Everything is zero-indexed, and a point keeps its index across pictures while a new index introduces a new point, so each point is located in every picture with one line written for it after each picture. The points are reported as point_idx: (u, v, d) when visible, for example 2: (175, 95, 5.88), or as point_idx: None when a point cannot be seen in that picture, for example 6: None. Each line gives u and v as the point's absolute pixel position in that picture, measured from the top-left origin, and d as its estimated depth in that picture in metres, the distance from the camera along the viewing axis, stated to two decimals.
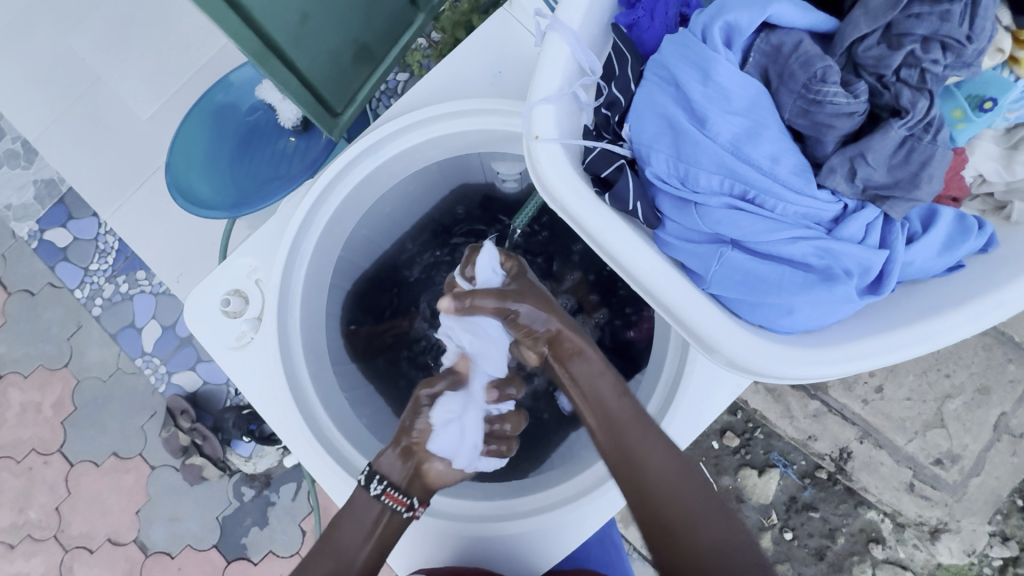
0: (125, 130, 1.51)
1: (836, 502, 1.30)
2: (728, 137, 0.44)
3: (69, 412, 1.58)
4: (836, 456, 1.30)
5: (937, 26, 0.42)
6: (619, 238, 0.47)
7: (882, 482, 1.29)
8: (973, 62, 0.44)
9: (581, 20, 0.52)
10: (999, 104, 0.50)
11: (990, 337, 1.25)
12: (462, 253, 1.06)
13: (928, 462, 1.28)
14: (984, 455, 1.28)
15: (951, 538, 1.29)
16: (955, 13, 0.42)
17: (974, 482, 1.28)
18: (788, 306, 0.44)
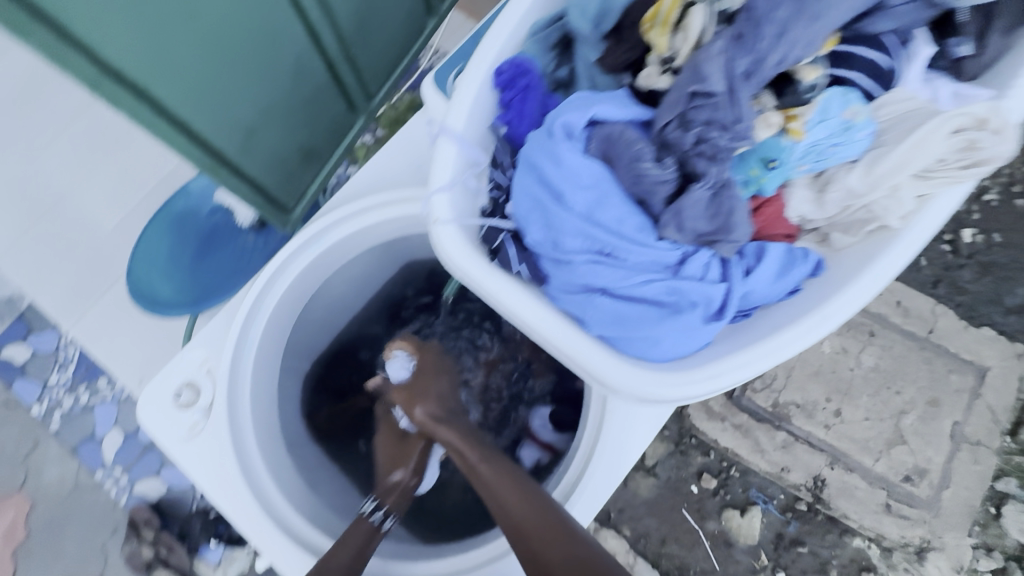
0: (89, 244, 1.59)
1: (821, 533, 1.30)
2: (582, 207, 0.54)
3: (21, 539, 1.52)
4: (811, 485, 1.31)
5: (715, 110, 0.51)
6: (510, 297, 0.56)
7: (861, 506, 1.29)
8: (751, 134, 0.52)
9: (465, 124, 0.63)
10: (783, 161, 0.58)
11: (924, 349, 1.32)
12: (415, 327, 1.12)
13: (898, 479, 1.30)
14: (950, 466, 1.29)
15: (938, 557, 1.28)
16: (725, 101, 0.51)
17: (946, 495, 1.28)
18: (653, 338, 0.54)
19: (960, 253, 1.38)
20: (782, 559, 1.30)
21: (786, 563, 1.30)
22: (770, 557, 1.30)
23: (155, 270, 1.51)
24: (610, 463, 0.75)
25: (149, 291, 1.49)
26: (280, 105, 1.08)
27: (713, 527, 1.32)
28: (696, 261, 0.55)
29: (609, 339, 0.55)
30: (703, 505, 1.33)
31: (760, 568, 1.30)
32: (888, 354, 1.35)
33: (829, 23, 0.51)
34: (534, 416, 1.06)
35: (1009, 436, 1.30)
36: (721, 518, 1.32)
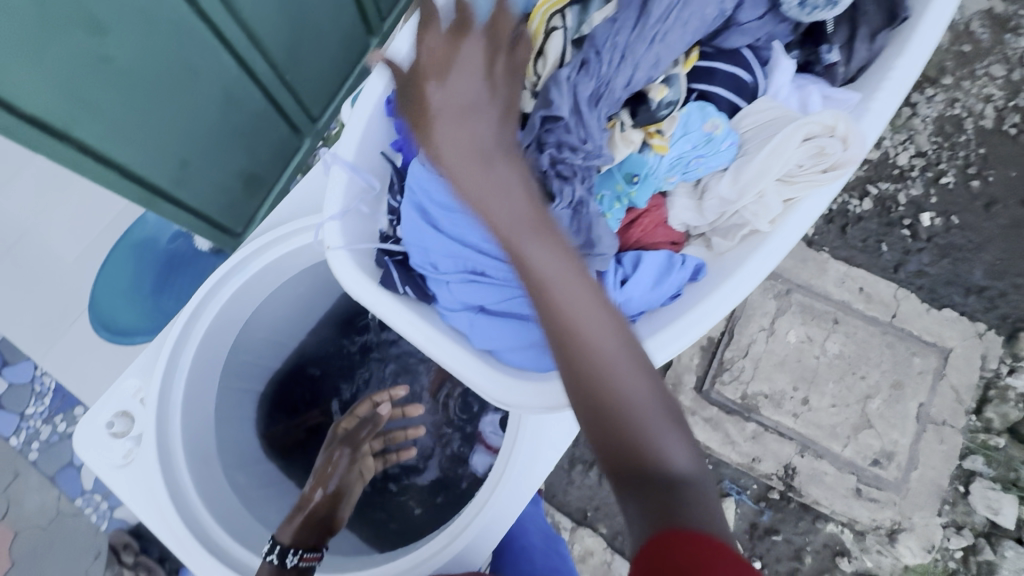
0: (56, 276, 1.61)
1: (794, 520, 1.30)
2: (455, 231, 0.58)
3: (7, 568, 1.54)
4: (782, 473, 1.31)
5: (562, 135, 0.57)
6: (398, 318, 0.60)
7: (830, 492, 1.30)
8: (600, 152, 0.58)
9: (356, 151, 0.66)
10: (644, 178, 0.63)
11: (883, 334, 1.33)
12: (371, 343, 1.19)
13: (867, 463, 1.30)
14: (916, 447, 1.29)
15: (909, 537, 1.27)
16: (571, 124, 0.57)
17: (913, 475, 1.28)
18: (529, 351, 0.58)
19: (917, 238, 1.39)
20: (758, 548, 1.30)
21: (761, 550, 1.30)
22: (746, 546, 1.30)
23: (117, 297, 1.54)
24: (525, 465, 0.78)
25: (112, 319, 1.54)
26: (217, 136, 1.12)
27: None
28: None
29: (489, 352, 0.60)
30: None
31: None
32: (852, 341, 1.34)
33: (668, 47, 0.60)
34: (486, 422, 1.09)
35: (974, 415, 1.31)
36: None
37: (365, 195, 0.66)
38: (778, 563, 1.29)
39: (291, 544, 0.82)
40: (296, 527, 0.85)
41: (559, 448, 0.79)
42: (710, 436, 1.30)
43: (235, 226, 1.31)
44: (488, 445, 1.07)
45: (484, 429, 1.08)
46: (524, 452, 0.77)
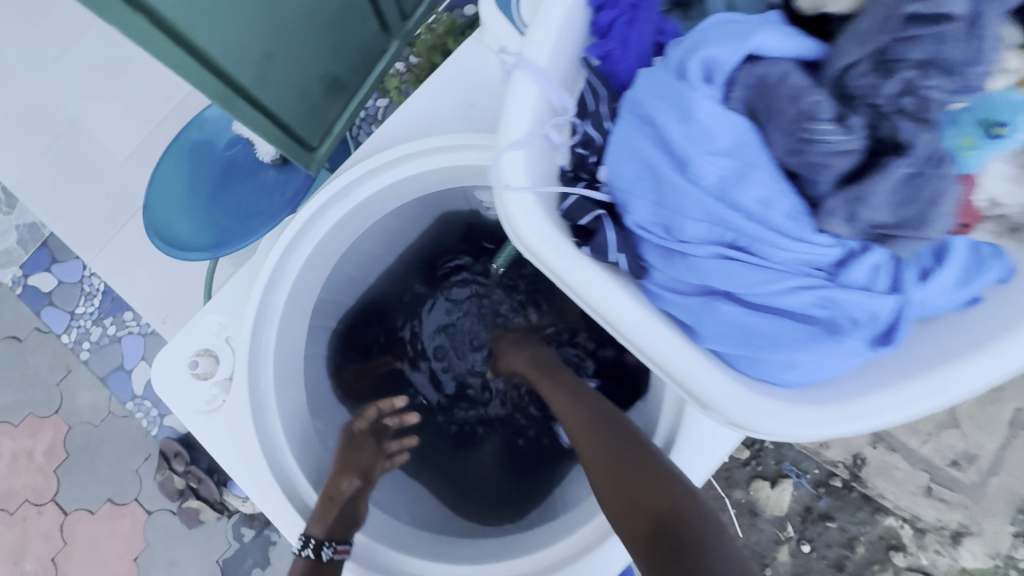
0: (105, 171, 1.48)
1: (852, 509, 1.15)
2: (713, 180, 0.40)
3: (61, 459, 1.53)
4: (849, 462, 1.16)
5: (933, 50, 0.35)
6: (597, 290, 0.43)
7: (897, 485, 1.14)
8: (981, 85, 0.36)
9: (549, 53, 0.47)
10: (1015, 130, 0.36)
11: None
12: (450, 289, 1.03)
13: (945, 464, 1.13)
14: (1002, 453, 1.11)
15: (974, 542, 1.13)
16: (951, 34, 0.35)
17: (992, 481, 1.12)
18: (792, 361, 0.40)
19: None
20: (809, 532, 1.15)
21: (812, 535, 1.15)
22: (796, 528, 1.15)
23: (170, 203, 1.32)
24: (679, 478, 0.66)
25: (165, 225, 1.30)
26: (301, 26, 0.93)
27: (739, 496, 1.16)
28: (861, 264, 0.40)
29: (724, 353, 0.42)
30: (732, 474, 1.17)
31: (784, 538, 1.15)
32: None
33: None
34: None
35: None
36: (749, 489, 1.17)
37: (547, 115, 0.48)
38: (827, 550, 1.15)
39: (327, 534, 0.69)
40: (329, 521, 0.69)
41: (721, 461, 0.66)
42: None
43: (312, 140, 1.12)
44: None
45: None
46: (683, 456, 0.66)
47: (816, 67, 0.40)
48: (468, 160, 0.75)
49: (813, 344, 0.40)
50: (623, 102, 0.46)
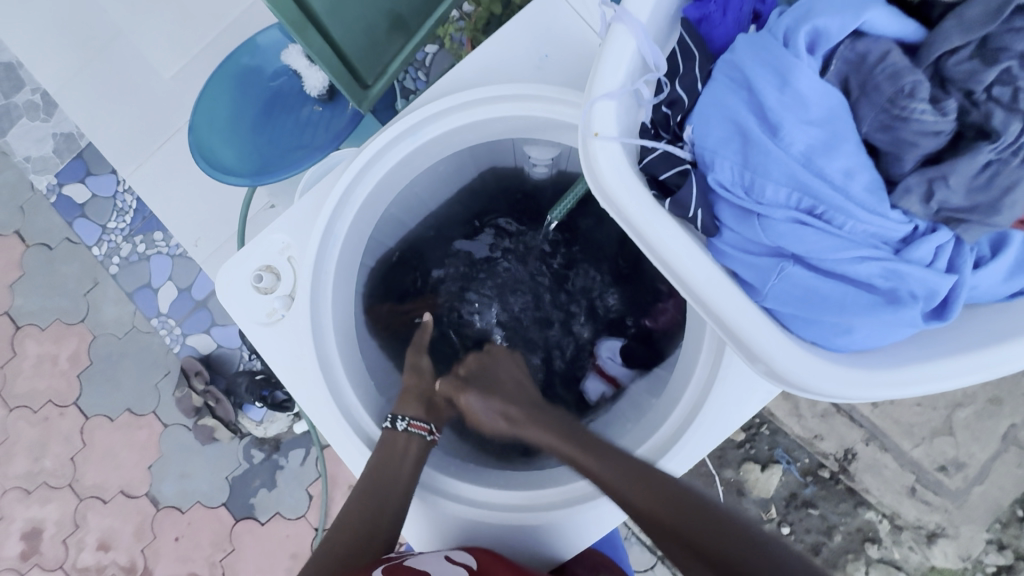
0: (149, 88, 1.49)
1: (836, 500, 1.20)
2: (802, 148, 0.42)
3: (84, 365, 1.59)
4: (841, 455, 1.20)
5: None
6: (670, 242, 0.46)
7: (884, 484, 1.18)
8: None
9: (650, 12, 0.49)
10: None
11: None
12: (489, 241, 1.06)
13: (932, 468, 1.18)
14: (990, 464, 1.16)
15: (948, 544, 1.18)
16: None
17: (976, 490, 1.17)
18: (846, 326, 0.44)
19: None
20: (790, 516, 1.21)
21: (792, 520, 1.21)
22: (778, 511, 1.21)
23: (215, 129, 1.32)
24: (703, 432, 0.71)
25: (210, 150, 1.29)
26: None
27: (729, 476, 1.22)
28: (927, 243, 0.43)
29: (781, 316, 0.46)
30: (725, 453, 1.23)
31: (766, 520, 1.21)
32: None
33: None
34: (601, 346, 0.99)
35: None
36: (739, 470, 1.22)
37: (635, 72, 0.49)
38: (805, 534, 1.20)
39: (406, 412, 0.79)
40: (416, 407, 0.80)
41: (741, 423, 0.70)
42: (779, 404, 1.19)
43: (367, 77, 1.12)
44: (602, 373, 0.97)
45: (598, 353, 0.99)
46: (711, 419, 0.70)
47: (914, 51, 0.43)
48: (534, 112, 0.76)
49: (870, 313, 0.43)
50: (715, 66, 0.48)
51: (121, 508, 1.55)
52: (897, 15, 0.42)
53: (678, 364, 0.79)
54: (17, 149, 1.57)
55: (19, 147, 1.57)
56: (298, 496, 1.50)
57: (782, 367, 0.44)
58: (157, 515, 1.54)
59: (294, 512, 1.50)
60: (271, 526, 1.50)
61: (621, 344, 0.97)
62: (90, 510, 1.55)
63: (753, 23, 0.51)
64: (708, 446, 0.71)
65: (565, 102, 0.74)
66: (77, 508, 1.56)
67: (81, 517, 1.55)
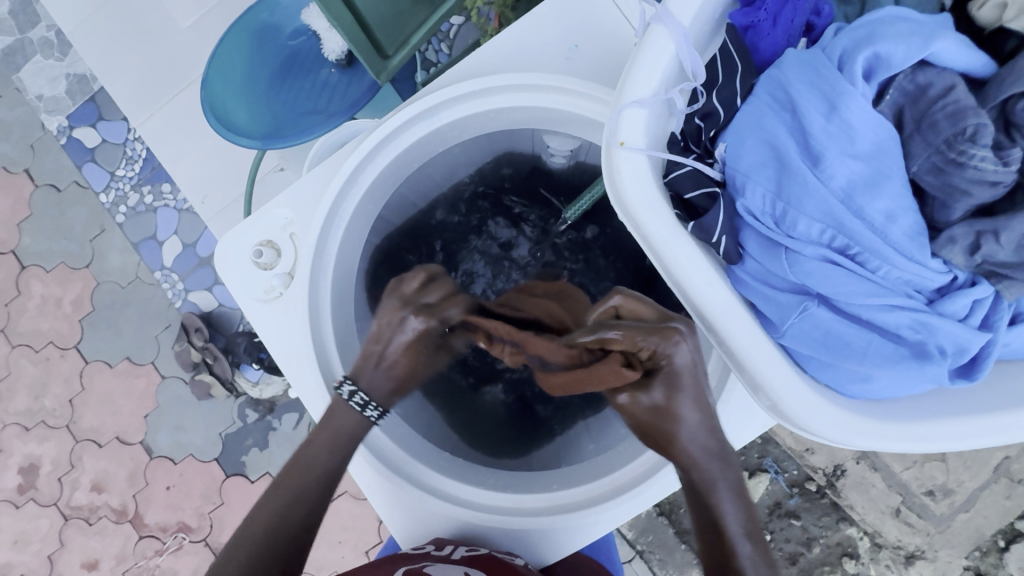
0: (164, 37, 1.44)
1: (818, 513, 1.19)
2: (842, 183, 0.39)
3: (87, 311, 1.59)
4: (829, 470, 1.18)
5: None
6: (688, 266, 0.44)
7: (869, 502, 1.17)
8: None
9: (694, 15, 0.45)
10: None
11: None
12: (510, 213, 0.99)
13: (920, 492, 1.16)
14: (978, 494, 1.15)
15: (925, 566, 1.18)
16: None
17: (961, 518, 1.16)
18: (864, 373, 0.41)
19: None
20: (772, 525, 1.20)
21: (773, 528, 1.19)
22: (761, 519, 1.20)
23: (229, 87, 1.28)
24: None
25: (223, 111, 1.25)
26: None
27: None
28: (964, 297, 0.40)
29: (793, 353, 0.44)
30: None
31: None
32: None
33: None
34: None
35: None
36: None
37: (666, 80, 0.45)
38: (784, 544, 1.19)
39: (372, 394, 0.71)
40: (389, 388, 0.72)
41: (739, 444, 0.69)
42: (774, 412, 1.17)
43: (388, 47, 1.07)
44: None
45: None
46: None
47: (980, 86, 0.40)
48: (555, 105, 0.73)
49: (891, 364, 0.41)
50: (759, 81, 0.44)
51: (116, 454, 1.57)
52: (965, 49, 0.39)
53: None
54: (29, 87, 1.54)
55: (31, 85, 1.54)
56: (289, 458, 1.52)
57: (788, 407, 0.42)
58: (151, 464, 1.56)
59: None
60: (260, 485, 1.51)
61: None
62: (85, 453, 1.57)
63: (804, 37, 0.47)
64: None
65: (588, 96, 0.70)
66: (73, 449, 1.58)
67: (77, 457, 1.57)
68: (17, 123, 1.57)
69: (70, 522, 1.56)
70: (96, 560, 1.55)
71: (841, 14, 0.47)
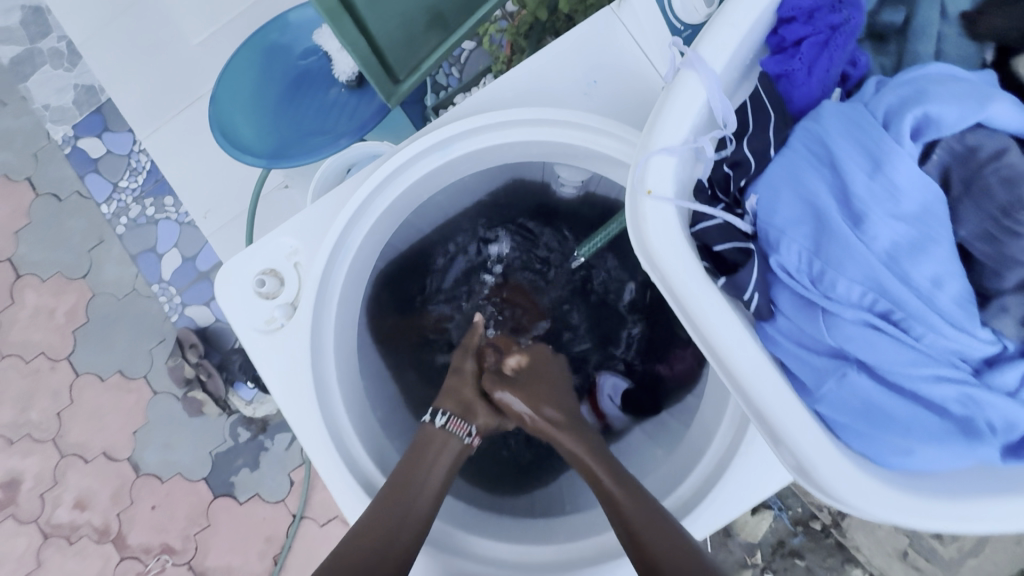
0: (174, 51, 1.44)
1: (824, 554, 1.14)
2: (885, 245, 0.37)
3: (80, 323, 1.54)
4: (835, 509, 1.14)
5: None
6: (716, 321, 0.41)
7: (876, 544, 1.13)
8: None
9: (725, 61, 0.44)
10: None
11: None
12: (508, 245, 0.97)
13: (928, 534, 1.12)
14: (988, 538, 1.11)
15: None
16: None
17: (970, 563, 1.12)
18: (908, 448, 0.39)
19: None
20: (775, 564, 1.15)
21: (776, 568, 1.14)
22: (764, 558, 1.15)
23: (238, 104, 1.27)
24: (717, 505, 0.66)
25: (231, 129, 1.24)
26: None
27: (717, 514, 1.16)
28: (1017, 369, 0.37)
29: (827, 419, 0.41)
30: None
31: (750, 566, 1.14)
32: None
33: None
34: (604, 380, 0.92)
35: None
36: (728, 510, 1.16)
37: (697, 127, 0.44)
38: None
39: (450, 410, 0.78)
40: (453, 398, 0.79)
41: (759, 499, 0.66)
42: None
43: (399, 71, 1.06)
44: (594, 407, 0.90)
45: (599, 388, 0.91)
46: (726, 495, 0.65)
47: None
48: (572, 142, 0.71)
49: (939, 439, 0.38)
50: (793, 131, 0.42)
51: (101, 471, 1.51)
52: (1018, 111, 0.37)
53: (693, 426, 0.75)
54: (36, 96, 1.53)
55: (38, 93, 1.53)
56: (280, 480, 1.46)
57: (820, 474, 0.40)
58: (136, 482, 1.50)
59: (273, 497, 1.46)
60: (249, 506, 1.46)
61: (626, 385, 0.91)
62: (70, 468, 1.51)
63: (839, 87, 0.45)
64: (719, 521, 0.66)
65: (607, 133, 0.69)
66: (57, 464, 1.52)
67: (61, 473, 1.51)
68: (21, 131, 1.55)
69: (49, 541, 1.50)
70: None
71: (877, 64, 0.45)
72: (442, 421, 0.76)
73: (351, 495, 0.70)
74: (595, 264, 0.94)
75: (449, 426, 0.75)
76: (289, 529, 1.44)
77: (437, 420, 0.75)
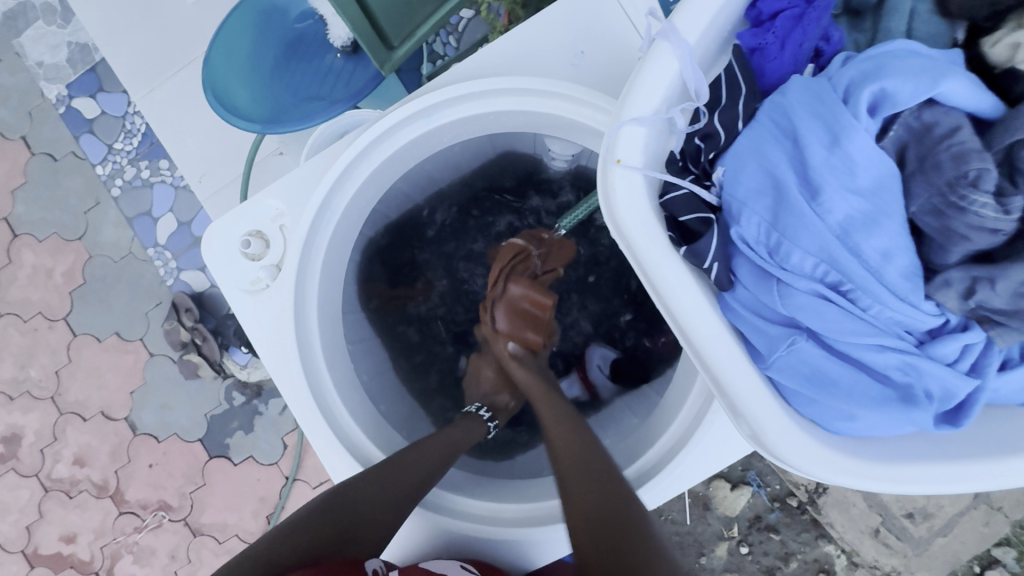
0: (169, 11, 1.42)
1: (798, 529, 1.18)
2: (839, 218, 0.38)
3: (78, 284, 1.55)
4: (812, 487, 1.18)
5: None
6: (676, 288, 0.43)
7: (849, 520, 1.17)
8: None
9: (700, 33, 0.44)
10: None
11: None
12: (498, 216, 0.97)
13: (899, 513, 1.16)
14: (957, 518, 1.14)
15: None
16: None
17: (938, 541, 1.15)
18: (850, 413, 0.41)
19: None
20: (751, 537, 1.19)
21: (752, 541, 1.18)
22: (740, 531, 1.19)
23: (232, 69, 1.25)
24: (683, 469, 0.69)
25: (226, 94, 1.23)
26: None
27: (697, 488, 1.19)
28: (955, 341, 0.39)
29: (778, 385, 0.43)
30: None
31: (726, 537, 1.19)
32: None
33: None
34: (593, 352, 0.94)
35: None
36: (708, 484, 1.19)
37: (668, 98, 0.44)
38: (762, 557, 1.18)
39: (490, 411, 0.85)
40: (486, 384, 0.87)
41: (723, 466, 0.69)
42: None
43: (393, 38, 1.04)
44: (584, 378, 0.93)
45: (588, 359, 0.93)
46: (693, 462, 0.68)
47: (985, 126, 0.40)
48: (557, 112, 0.71)
49: (879, 407, 0.40)
50: (762, 105, 0.43)
51: (100, 428, 1.54)
52: (972, 93, 0.38)
53: (667, 396, 0.77)
54: (30, 53, 1.51)
55: (32, 51, 1.51)
56: (274, 442, 1.50)
57: (767, 436, 0.42)
58: (134, 440, 1.53)
59: (267, 458, 1.50)
60: (243, 467, 1.50)
61: (614, 355, 0.93)
62: (69, 425, 1.55)
63: (811, 62, 0.46)
64: (685, 484, 0.69)
65: (591, 105, 0.69)
66: (57, 421, 1.55)
67: (61, 430, 1.55)
68: (16, 89, 1.53)
69: (50, 494, 1.54)
70: (75, 533, 1.54)
71: (852, 41, 0.46)
72: (482, 413, 0.83)
73: (334, 453, 0.73)
74: (582, 239, 0.94)
75: (483, 415, 0.83)
76: (282, 490, 1.48)
77: (483, 412, 0.83)
